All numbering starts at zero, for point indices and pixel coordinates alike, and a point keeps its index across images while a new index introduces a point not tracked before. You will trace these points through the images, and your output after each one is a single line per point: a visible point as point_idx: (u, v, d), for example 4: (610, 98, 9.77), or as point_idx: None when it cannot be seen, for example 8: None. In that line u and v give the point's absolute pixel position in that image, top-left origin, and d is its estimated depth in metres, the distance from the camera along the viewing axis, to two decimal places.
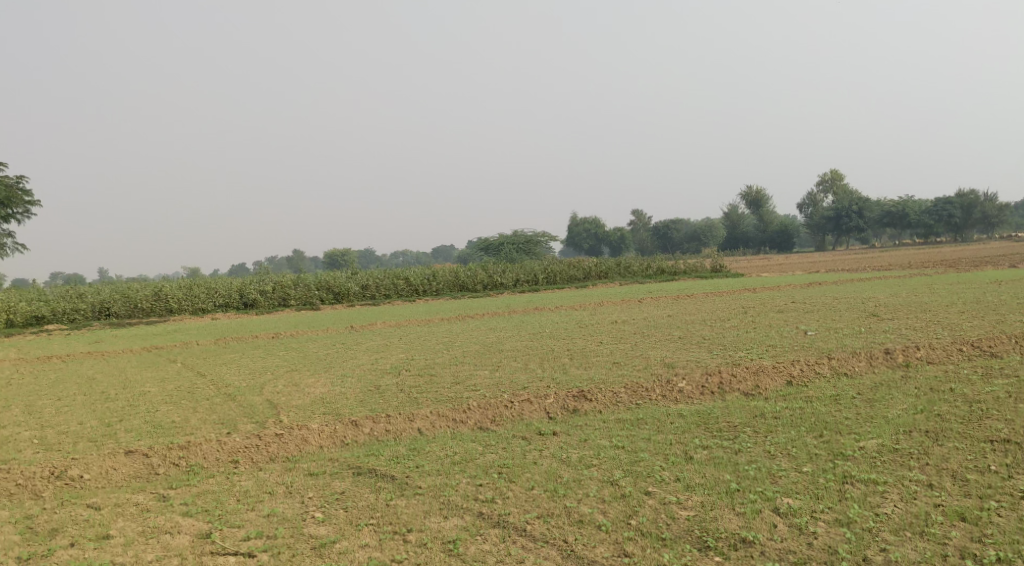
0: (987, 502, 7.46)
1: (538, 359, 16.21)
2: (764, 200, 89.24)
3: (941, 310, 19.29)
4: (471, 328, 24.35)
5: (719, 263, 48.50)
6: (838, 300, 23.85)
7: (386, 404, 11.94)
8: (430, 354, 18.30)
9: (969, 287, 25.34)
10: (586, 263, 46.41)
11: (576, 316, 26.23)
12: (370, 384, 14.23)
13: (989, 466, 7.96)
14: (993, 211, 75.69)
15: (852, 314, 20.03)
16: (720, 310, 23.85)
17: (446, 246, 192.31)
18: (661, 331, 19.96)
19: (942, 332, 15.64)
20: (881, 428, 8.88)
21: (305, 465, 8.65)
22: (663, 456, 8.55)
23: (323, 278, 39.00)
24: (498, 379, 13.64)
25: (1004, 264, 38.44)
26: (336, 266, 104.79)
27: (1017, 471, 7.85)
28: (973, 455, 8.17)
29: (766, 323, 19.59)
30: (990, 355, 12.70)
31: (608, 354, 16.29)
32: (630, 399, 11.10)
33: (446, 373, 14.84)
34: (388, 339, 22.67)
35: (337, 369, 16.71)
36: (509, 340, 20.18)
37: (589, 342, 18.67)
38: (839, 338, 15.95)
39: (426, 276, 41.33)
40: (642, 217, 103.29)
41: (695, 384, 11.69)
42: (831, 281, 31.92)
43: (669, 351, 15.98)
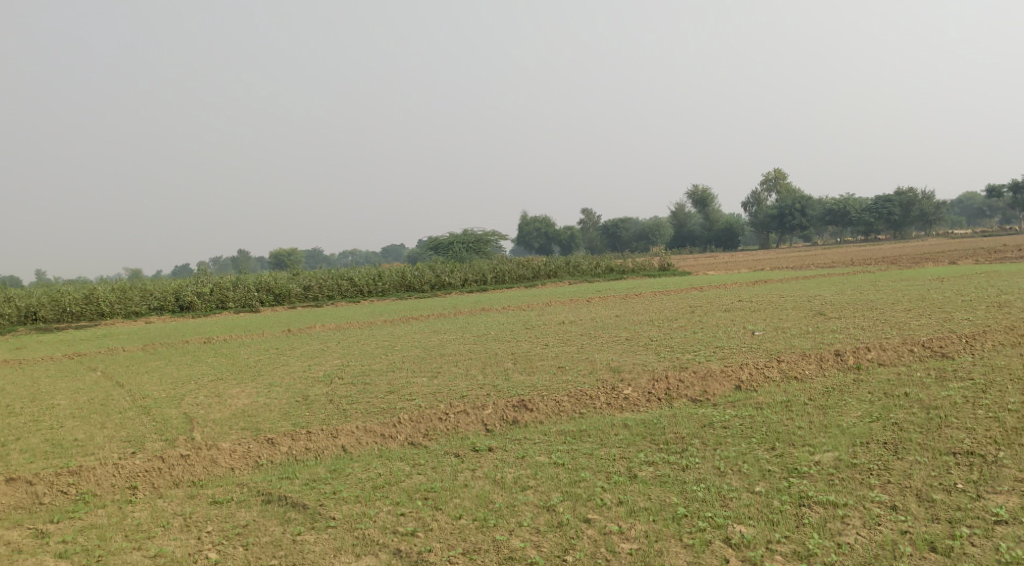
0: (958, 529, 6.94)
1: (480, 363, 15.45)
2: (710, 198, 89.87)
3: (888, 309, 19.01)
4: (414, 331, 23.50)
5: (666, 262, 48.32)
6: (785, 298, 23.61)
7: (312, 418, 11.06)
8: (368, 360, 17.41)
9: (912, 284, 25.35)
10: (534, 262, 45.78)
11: (522, 317, 25.58)
12: (299, 394, 13.32)
13: (955, 484, 7.46)
14: (930, 208, 77.11)
15: (800, 312, 19.68)
16: (667, 309, 23.37)
17: (395, 248, 190.57)
18: (607, 332, 19.36)
19: (891, 332, 15.30)
20: (838, 440, 8.35)
21: (208, 492, 7.81)
22: (605, 474, 7.88)
23: (263, 278, 37.69)
24: (434, 387, 12.85)
25: (945, 260, 38.84)
26: (282, 266, 102.70)
27: (984, 490, 7.36)
28: (938, 470, 7.67)
29: (714, 323, 19.09)
30: (941, 356, 12.31)
31: (552, 358, 15.61)
32: (573, 408, 10.41)
33: (380, 381, 13.98)
34: (326, 343, 21.69)
35: (265, 378, 15.72)
36: (450, 344, 19.36)
37: (533, 345, 17.98)
38: (787, 338, 15.54)
39: (371, 276, 40.29)
40: (591, 216, 103.29)
41: (641, 390, 11.04)
42: (777, 279, 31.78)
43: (616, 354, 15.39)
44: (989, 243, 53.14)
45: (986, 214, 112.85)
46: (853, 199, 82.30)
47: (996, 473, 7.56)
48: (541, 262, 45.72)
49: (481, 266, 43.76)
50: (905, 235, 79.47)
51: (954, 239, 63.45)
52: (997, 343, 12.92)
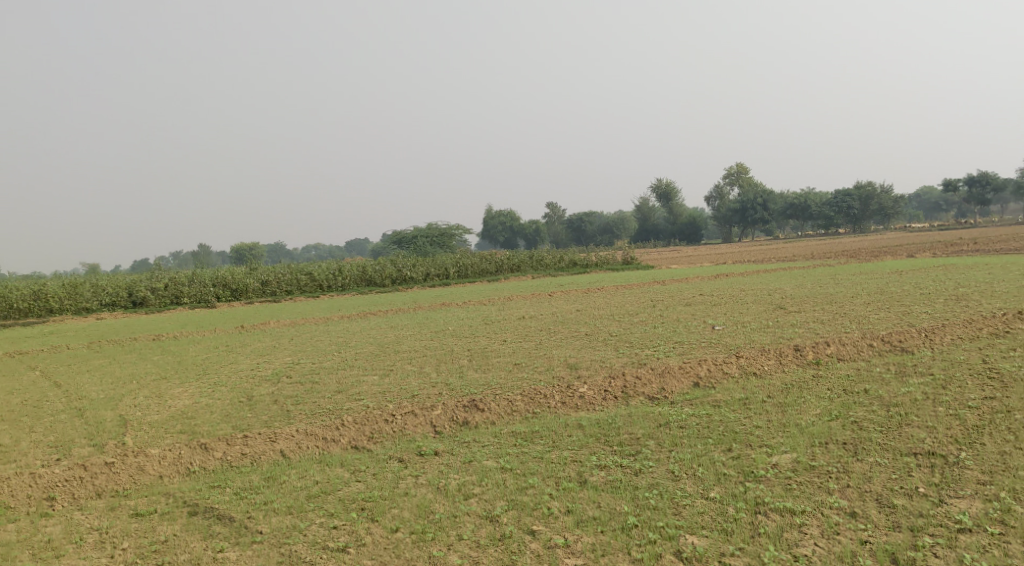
0: (920, 539, 6.68)
1: (434, 360, 15.01)
2: (674, 192, 90.16)
3: (848, 302, 18.90)
4: (371, 327, 22.95)
5: (629, 255, 48.19)
6: (746, 291, 23.47)
7: (254, 420, 10.54)
8: (319, 357, 16.87)
9: (871, 277, 25.37)
10: (497, 256, 45.34)
11: (482, 311, 25.17)
12: (244, 394, 12.78)
13: (917, 488, 7.21)
14: (889, 202, 78.07)
15: (761, 306, 19.49)
16: (628, 303, 23.10)
17: (359, 242, 188.92)
18: (567, 327, 19.01)
19: (851, 326, 15.14)
20: (796, 439, 8.08)
21: (130, 504, 7.45)
22: (554, 480, 7.53)
23: (220, 273, 36.78)
24: (385, 386, 12.39)
25: (904, 253, 39.11)
26: (242, 259, 100.93)
27: (946, 495, 7.11)
28: (898, 473, 7.42)
29: (674, 317, 18.83)
30: (901, 351, 12.14)
31: (508, 354, 15.22)
32: (526, 408, 10.02)
33: (330, 379, 13.47)
34: (279, 340, 21.08)
35: (211, 377, 15.10)
36: (406, 340, 18.88)
37: (490, 341, 17.56)
38: (747, 333, 15.32)
39: (331, 271, 39.59)
40: (556, 210, 103.14)
41: (597, 388, 10.70)
42: (738, 273, 31.71)
43: (574, 350, 15.04)
44: (945, 236, 53.90)
45: (943, 208, 114.76)
46: (813, 193, 83.10)
47: (958, 475, 7.32)
48: (503, 256, 45.29)
49: (442, 260, 43.19)
50: (865, 228, 80.37)
51: (912, 233, 64.35)
52: (956, 337, 12.80)
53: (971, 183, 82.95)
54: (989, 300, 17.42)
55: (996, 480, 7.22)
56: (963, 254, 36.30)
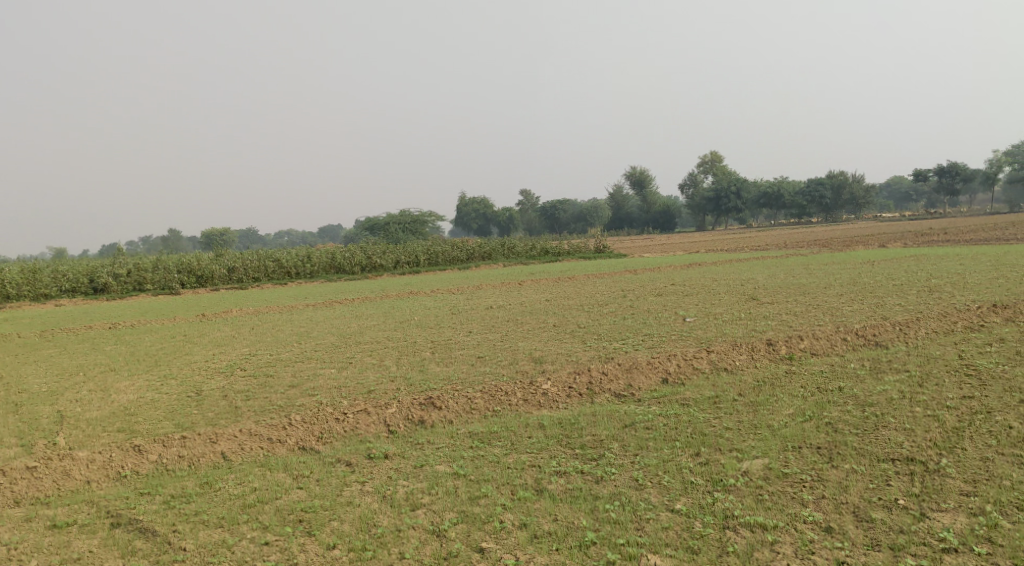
0: (901, 559, 6.29)
1: (395, 353, 14.46)
2: (648, 180, 90.01)
3: (821, 293, 18.58)
4: (335, 317, 22.31)
5: (602, 244, 47.81)
6: (717, 281, 23.13)
7: (197, 417, 9.95)
8: (277, 348, 16.25)
9: (843, 267, 25.18)
10: (469, 244, 44.76)
11: (450, 301, 24.62)
12: (192, 388, 12.18)
13: (896, 500, 6.83)
14: (860, 191, 78.40)
15: (732, 297, 19.12)
16: (599, 293, 22.65)
17: (331, 228, 187.10)
18: (535, 318, 18.52)
19: (823, 318, 14.80)
20: (768, 443, 7.68)
21: (48, 514, 7.02)
22: (509, 491, 7.12)
23: (184, 260, 35.85)
24: (341, 381, 11.83)
25: (874, 243, 39.09)
26: (210, 245, 99.23)
27: (927, 508, 6.73)
28: (877, 483, 7.03)
29: (645, 308, 18.40)
30: (874, 346, 11.80)
31: (473, 347, 14.69)
32: (486, 406, 9.53)
33: (285, 373, 12.88)
34: (239, 329, 20.36)
35: (161, 370, 14.43)
36: (369, 331, 18.27)
37: (456, 333, 17.03)
38: (718, 325, 14.95)
39: (300, 258, 38.80)
40: (530, 197, 102.63)
41: (562, 384, 10.23)
42: (711, 262, 31.41)
43: (540, 342, 14.57)
44: (916, 226, 54.17)
45: (913, 198, 115.74)
46: (785, 182, 83.29)
47: (940, 485, 6.94)
48: (475, 244, 44.73)
49: (414, 248, 42.51)
50: (836, 218, 80.74)
51: (883, 222, 64.77)
52: (930, 331, 12.48)
53: (941, 173, 83.51)
54: (962, 292, 17.19)
55: (980, 491, 6.86)
56: (933, 244, 36.32)
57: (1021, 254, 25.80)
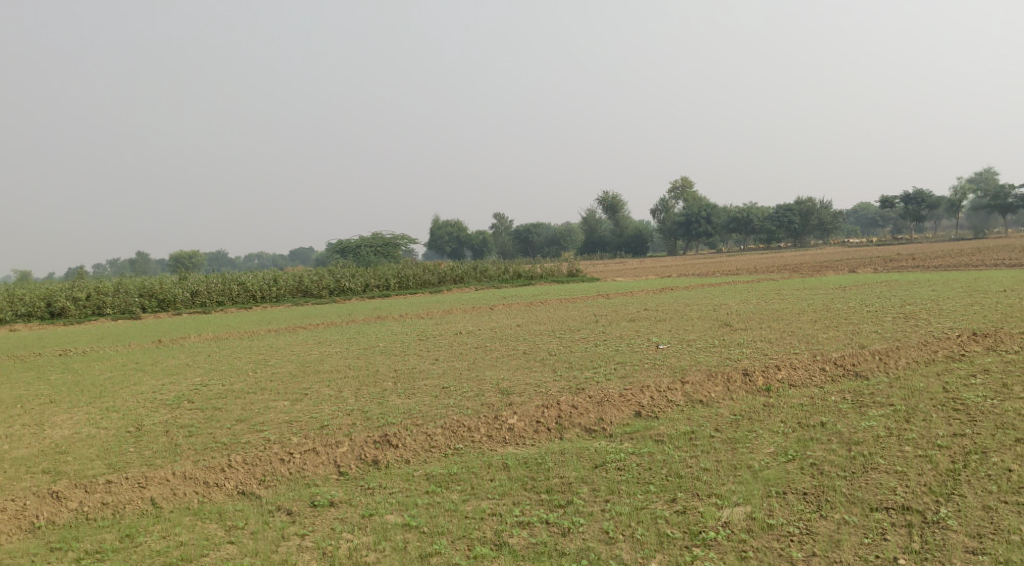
0: None
1: (355, 383, 13.72)
2: (620, 205, 90.14)
3: (795, 320, 18.11)
4: (297, 343, 21.51)
5: (575, 268, 47.36)
6: (690, 306, 22.68)
7: (132, 456, 9.19)
8: (231, 378, 15.45)
9: (816, 293, 24.85)
10: (440, 267, 44.10)
11: (418, 327, 23.91)
12: (133, 423, 11.38)
13: (895, 558, 6.35)
14: (829, 217, 78.93)
15: (706, 323, 18.60)
16: (570, 319, 22.06)
17: (303, 250, 185.64)
18: (503, 345, 17.85)
19: (800, 347, 14.30)
20: (749, 489, 7.17)
21: None
22: (468, 547, 6.56)
23: (146, 284, 34.77)
24: (293, 415, 11.10)
25: (844, 269, 38.98)
26: (178, 269, 97.45)
27: None
28: (872, 537, 6.56)
29: (616, 335, 17.82)
30: (854, 377, 11.28)
31: (437, 376, 14.00)
32: (447, 443, 8.86)
33: (235, 406, 12.11)
34: (195, 357, 19.48)
35: (105, 401, 13.58)
36: (330, 359, 17.49)
37: (420, 361, 16.32)
38: (692, 353, 14.41)
39: (266, 281, 37.82)
40: (504, 221, 102.33)
41: (529, 418, 9.58)
42: (684, 287, 31.00)
43: (508, 372, 13.92)
44: (884, 252, 54.48)
45: (879, 223, 117.09)
46: (755, 208, 83.70)
47: (942, 540, 6.48)
48: (446, 268, 44.09)
49: (384, 272, 41.73)
50: (805, 243, 81.17)
51: (849, 248, 65.29)
52: (911, 361, 12.00)
53: (907, 199, 84.33)
54: (939, 319, 16.83)
55: (986, 546, 6.39)
56: (902, 270, 36.24)
57: (992, 280, 25.64)
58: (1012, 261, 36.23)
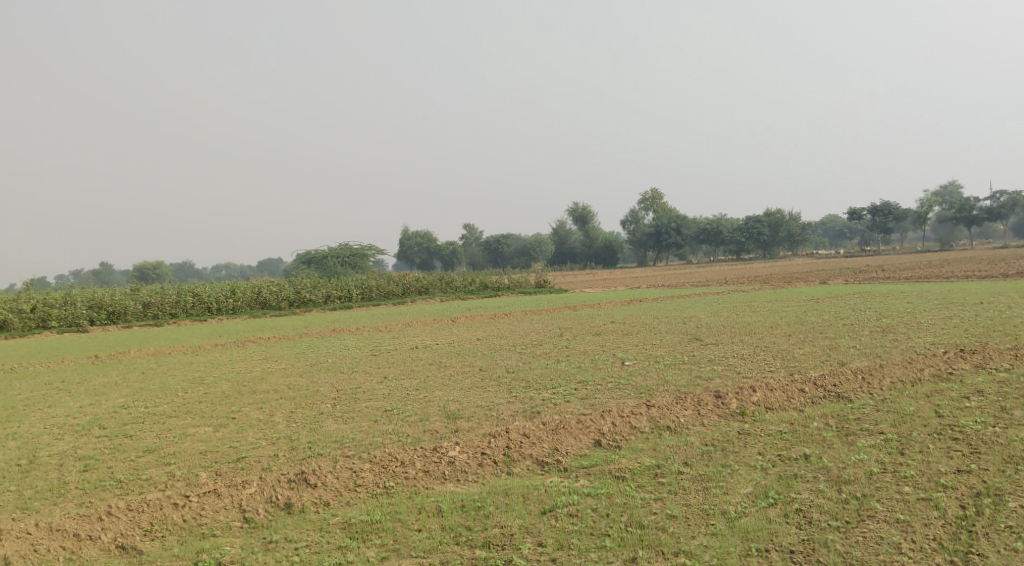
0: None
1: (290, 405, 12.45)
2: (590, 215, 89.57)
3: (768, 334, 17.10)
4: (241, 359, 20.10)
5: (543, 279, 46.40)
6: (659, 319, 21.71)
7: (9, 498, 7.91)
8: (158, 400, 14.08)
9: (788, 304, 24.02)
10: (406, 278, 42.87)
11: (373, 341, 22.65)
12: (28, 453, 10.02)
13: None
14: (797, 229, 79.50)
15: (675, 337, 17.58)
16: (533, 332, 20.91)
17: (271, 261, 183.08)
18: (459, 362, 16.64)
19: (774, 364, 13.25)
20: (725, 543, 6.34)
21: None
22: None
23: (94, 295, 32.99)
24: (210, 445, 9.82)
25: (816, 280, 38.48)
26: (142, 278, 94.89)
27: None
28: None
29: (580, 350, 16.68)
30: (836, 399, 10.25)
31: (382, 397, 12.78)
32: (375, 481, 7.67)
33: (148, 433, 10.76)
34: (127, 375, 18.02)
35: (8, 427, 12.16)
36: (271, 377, 16.14)
37: (366, 379, 15.04)
38: (659, 371, 13.33)
39: (222, 292, 36.18)
40: (474, 232, 101.33)
41: (472, 449, 8.40)
42: (653, 298, 30.08)
43: (459, 392, 12.75)
44: (853, 263, 54.25)
45: (846, 235, 118.13)
46: (724, 219, 83.42)
47: None
48: (412, 278, 42.87)
49: (346, 282, 40.34)
50: (774, 255, 81.15)
51: (817, 259, 65.87)
52: (896, 381, 10.97)
53: (874, 212, 84.57)
54: (918, 333, 15.96)
55: None
56: (873, 281, 35.79)
57: (965, 291, 25.03)
58: (982, 273, 35.86)
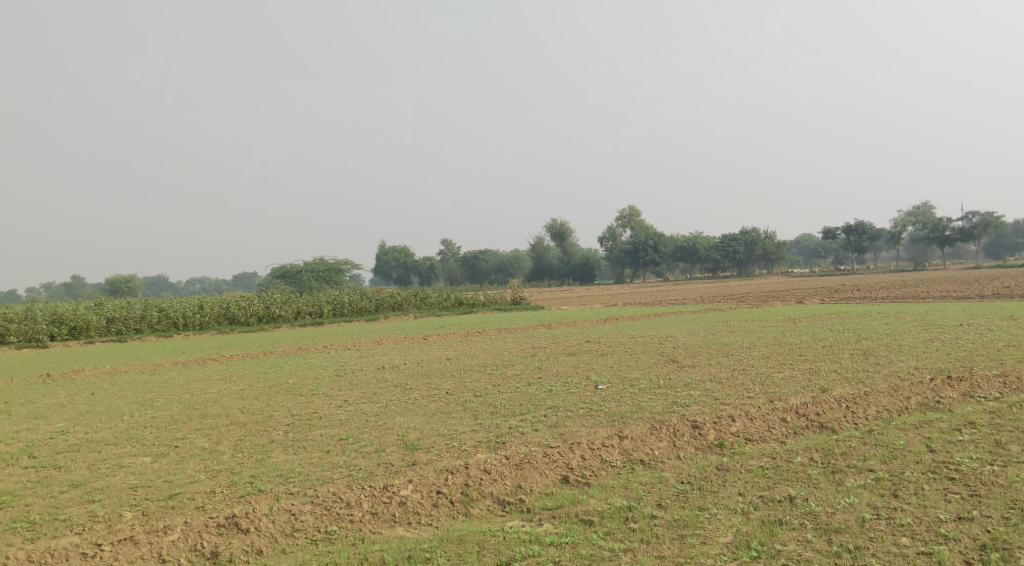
0: None
1: (240, 433, 11.61)
2: (568, 232, 89.18)
3: (747, 356, 16.47)
4: (198, 379, 19.13)
5: (519, 296, 45.72)
6: (635, 338, 21.09)
7: None
8: (102, 425, 13.16)
9: (766, 324, 23.46)
10: (379, 294, 42.01)
11: (340, 360, 21.79)
12: None
13: None
14: (772, 248, 79.63)
15: (651, 359, 16.92)
16: (505, 352, 20.18)
17: (246, 276, 181.21)
18: (425, 384, 15.86)
19: (754, 390, 12.61)
20: None
21: None
22: None
23: (56, 309, 31.81)
24: (144, 479, 8.98)
25: (792, 299, 38.11)
26: (114, 291, 93.29)
27: None
28: None
29: (552, 372, 15.94)
30: (821, 430, 9.62)
31: (339, 424, 11.97)
32: (316, 525, 7.07)
33: (78, 465, 9.86)
34: (76, 396, 17.03)
35: None
36: (226, 400, 15.26)
37: (325, 404, 14.17)
38: (634, 396, 12.65)
39: (190, 307, 35.09)
40: (452, 247, 100.63)
41: (426, 486, 7.66)
42: (629, 317, 29.47)
43: (422, 418, 11.97)
44: (829, 282, 54.10)
45: (821, 254, 118.76)
46: (701, 237, 83.33)
47: None
48: (385, 294, 42.01)
49: (318, 298, 39.40)
50: (750, 273, 81.09)
51: (791, 278, 65.82)
52: (882, 410, 10.36)
53: (848, 231, 84.91)
54: (901, 357, 15.41)
55: None
56: (849, 300, 35.46)
57: (943, 313, 24.63)
58: (958, 293, 35.62)
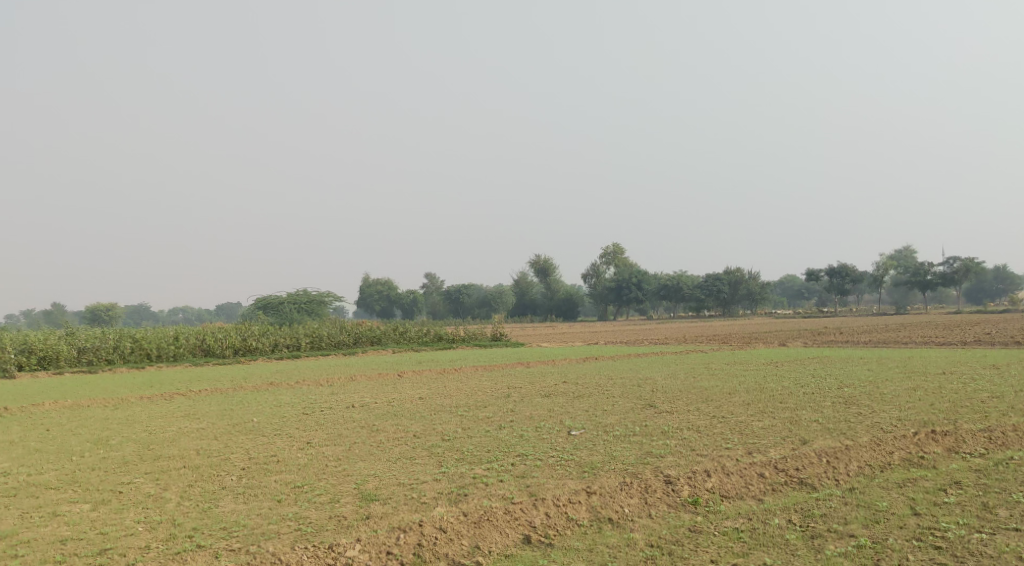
0: None
1: (190, 478, 10.98)
2: (552, 268, 88.93)
3: (726, 402, 16.00)
4: (160, 416, 18.37)
5: (500, 331, 45.16)
6: (613, 380, 20.57)
7: None
8: (48, 466, 12.46)
9: (746, 368, 23.05)
10: (358, 327, 41.35)
11: (311, 396, 21.13)
12: None
13: None
14: (755, 288, 79.66)
15: (627, 403, 16.41)
16: (480, 392, 19.61)
17: (228, 307, 179.65)
18: (392, 426, 15.25)
19: (731, 440, 12.11)
20: None
21: None
22: None
23: (25, 338, 30.96)
24: (75, 530, 8.34)
25: (773, 341, 37.82)
26: (94, 319, 92.02)
27: None
28: None
29: (524, 416, 15.35)
30: (800, 487, 9.15)
31: (296, 469, 11.36)
32: None
33: (9, 513, 9.21)
34: (28, 432, 16.26)
35: None
36: (183, 440, 14.57)
37: (286, 446, 13.51)
38: (606, 444, 12.15)
39: (164, 338, 34.30)
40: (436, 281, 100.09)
41: (376, 547, 7.35)
42: (609, 356, 29.00)
43: (384, 464, 11.39)
44: (812, 324, 54.08)
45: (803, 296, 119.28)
46: (684, 276, 83.31)
47: None
48: (365, 328, 41.38)
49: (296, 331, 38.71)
50: (733, 313, 80.93)
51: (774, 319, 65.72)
52: (864, 466, 9.92)
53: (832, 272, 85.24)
54: (883, 406, 15.00)
55: None
56: (831, 344, 35.18)
57: (925, 360, 24.34)
58: (941, 338, 35.45)
